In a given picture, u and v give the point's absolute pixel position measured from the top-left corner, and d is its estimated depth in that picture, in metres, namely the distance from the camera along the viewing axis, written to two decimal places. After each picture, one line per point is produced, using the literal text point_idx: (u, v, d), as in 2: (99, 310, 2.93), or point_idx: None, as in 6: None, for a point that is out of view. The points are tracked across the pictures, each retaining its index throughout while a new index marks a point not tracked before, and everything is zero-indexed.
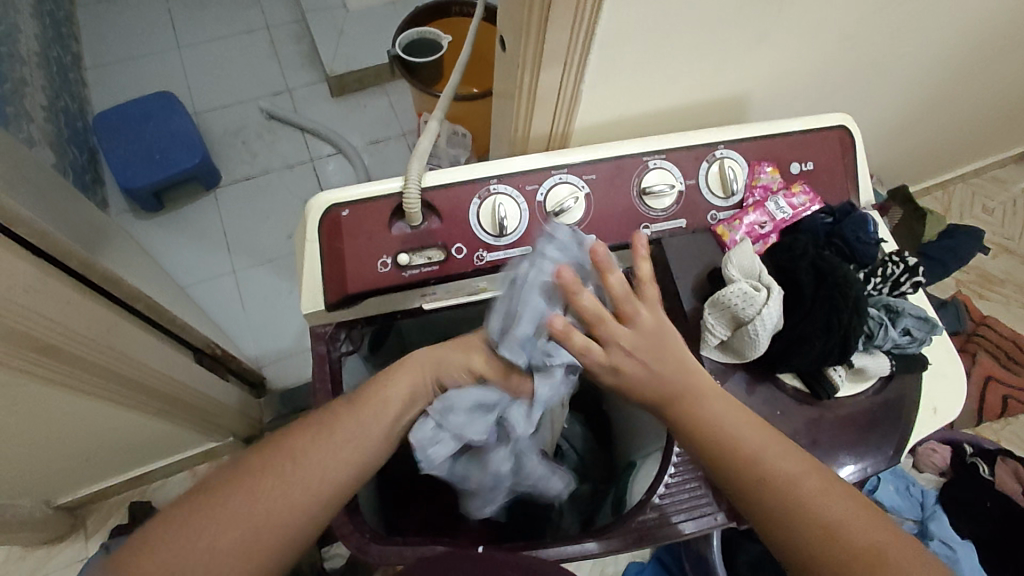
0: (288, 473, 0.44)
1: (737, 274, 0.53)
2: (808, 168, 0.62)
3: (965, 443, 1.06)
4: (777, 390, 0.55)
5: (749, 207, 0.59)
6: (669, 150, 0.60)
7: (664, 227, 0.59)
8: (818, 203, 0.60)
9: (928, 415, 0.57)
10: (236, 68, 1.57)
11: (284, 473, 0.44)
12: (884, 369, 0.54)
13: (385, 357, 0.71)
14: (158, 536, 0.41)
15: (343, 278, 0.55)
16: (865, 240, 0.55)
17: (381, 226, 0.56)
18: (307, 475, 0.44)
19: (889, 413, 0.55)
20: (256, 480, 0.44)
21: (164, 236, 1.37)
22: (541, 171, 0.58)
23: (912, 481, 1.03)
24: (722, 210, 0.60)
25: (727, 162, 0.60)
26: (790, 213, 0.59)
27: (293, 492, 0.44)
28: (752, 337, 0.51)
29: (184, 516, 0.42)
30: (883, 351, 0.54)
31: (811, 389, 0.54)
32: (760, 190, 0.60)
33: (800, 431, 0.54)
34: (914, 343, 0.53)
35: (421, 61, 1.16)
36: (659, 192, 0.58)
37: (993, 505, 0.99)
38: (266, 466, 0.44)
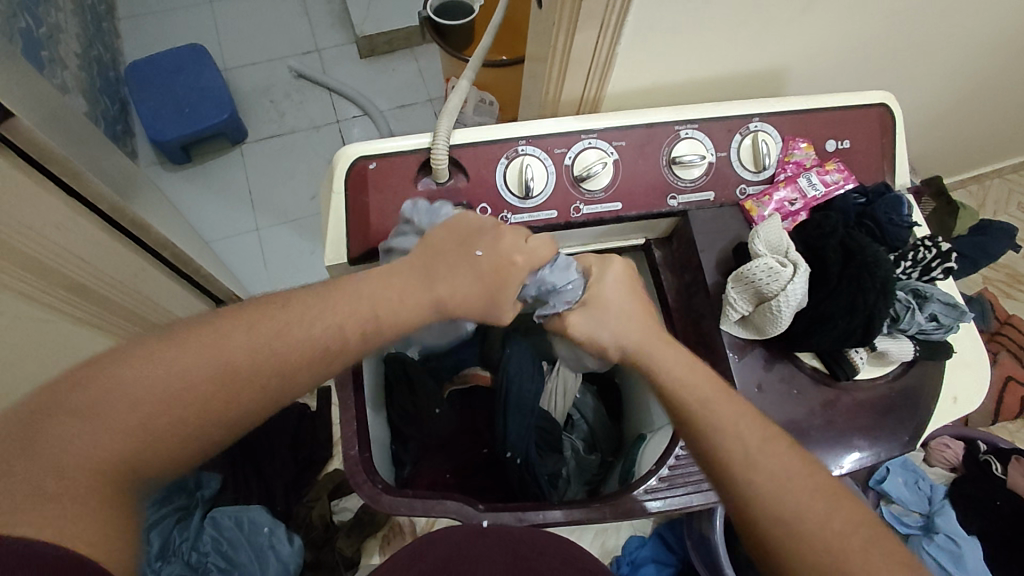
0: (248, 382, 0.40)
1: (763, 248, 0.52)
2: (844, 146, 0.61)
3: (981, 441, 1.03)
4: (795, 369, 0.55)
5: (780, 182, 0.58)
6: (702, 121, 0.58)
7: (692, 199, 0.58)
8: (851, 182, 0.59)
9: (947, 404, 0.56)
10: (267, 25, 1.56)
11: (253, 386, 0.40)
12: (907, 354, 0.53)
13: None
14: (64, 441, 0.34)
15: (366, 232, 0.55)
16: (898, 222, 0.54)
17: (407, 182, 0.56)
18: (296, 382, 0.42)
19: (908, 400, 0.54)
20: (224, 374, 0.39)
21: (190, 190, 1.39)
22: (569, 135, 0.57)
23: (921, 475, 1.02)
24: (752, 185, 0.59)
25: (761, 135, 0.59)
26: (822, 191, 0.58)
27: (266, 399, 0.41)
28: (774, 313, 0.50)
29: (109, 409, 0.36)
30: (908, 335, 0.53)
31: (830, 370, 0.54)
32: (793, 166, 0.59)
33: (817, 412, 0.53)
34: (940, 329, 0.52)
35: (453, 24, 1.14)
36: (689, 162, 0.57)
37: (1003, 505, 0.97)
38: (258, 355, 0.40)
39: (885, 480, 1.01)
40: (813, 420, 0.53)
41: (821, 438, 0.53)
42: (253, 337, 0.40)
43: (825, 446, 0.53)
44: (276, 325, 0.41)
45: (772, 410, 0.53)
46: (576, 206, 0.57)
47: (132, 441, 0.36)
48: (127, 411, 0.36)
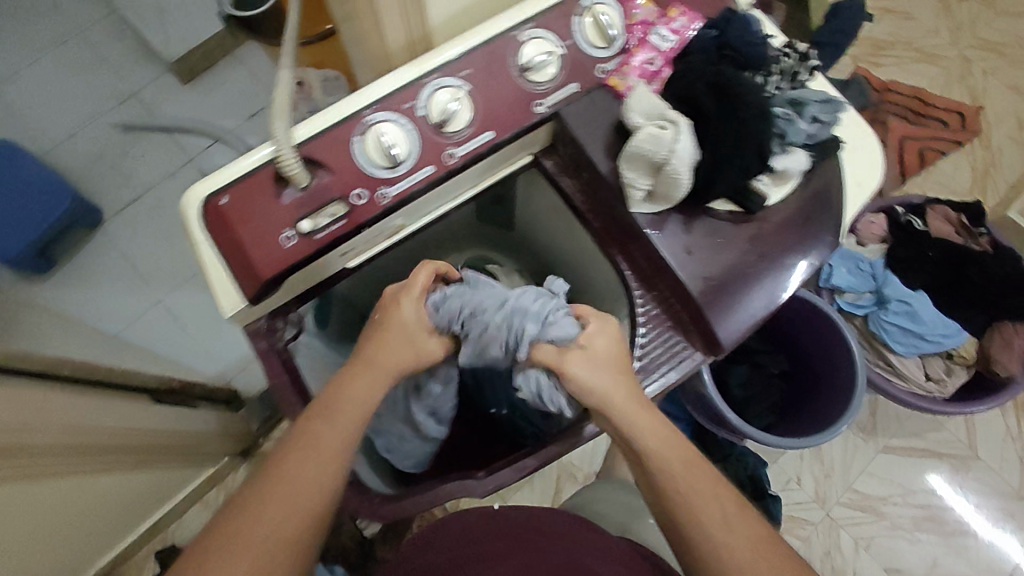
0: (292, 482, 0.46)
1: (639, 121, 0.50)
2: None
3: (898, 206, 1.09)
4: (713, 220, 0.55)
5: (633, 48, 0.56)
6: (536, 18, 0.55)
7: (559, 98, 0.56)
8: (699, 19, 0.58)
9: (854, 192, 0.58)
10: (67, 88, 1.40)
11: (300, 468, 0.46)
12: (803, 164, 0.53)
13: (338, 323, 0.78)
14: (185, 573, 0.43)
15: (252, 269, 0.50)
16: (754, 41, 0.54)
17: (270, 200, 0.50)
18: (325, 461, 0.47)
19: (820, 203, 0.56)
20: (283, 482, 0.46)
21: (71, 291, 1.27)
22: (410, 86, 0.52)
23: (860, 258, 1.07)
24: (607, 61, 0.56)
25: (598, 8, 0.56)
26: (675, 40, 0.57)
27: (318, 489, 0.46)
28: (674, 177, 0.50)
29: (214, 540, 0.44)
30: (800, 147, 0.53)
31: (742, 207, 0.54)
32: (639, 26, 0.57)
33: (745, 248, 0.55)
34: (824, 128, 0.53)
35: (258, 12, 1.04)
36: (540, 63, 0.54)
37: (933, 254, 1.03)
38: (295, 445, 0.48)
39: (832, 277, 1.06)
40: (748, 258, 0.54)
41: (759, 271, 0.55)
42: (302, 453, 0.47)
43: (763, 276, 0.55)
44: (310, 437, 0.48)
45: (705, 267, 0.54)
46: (448, 151, 0.53)
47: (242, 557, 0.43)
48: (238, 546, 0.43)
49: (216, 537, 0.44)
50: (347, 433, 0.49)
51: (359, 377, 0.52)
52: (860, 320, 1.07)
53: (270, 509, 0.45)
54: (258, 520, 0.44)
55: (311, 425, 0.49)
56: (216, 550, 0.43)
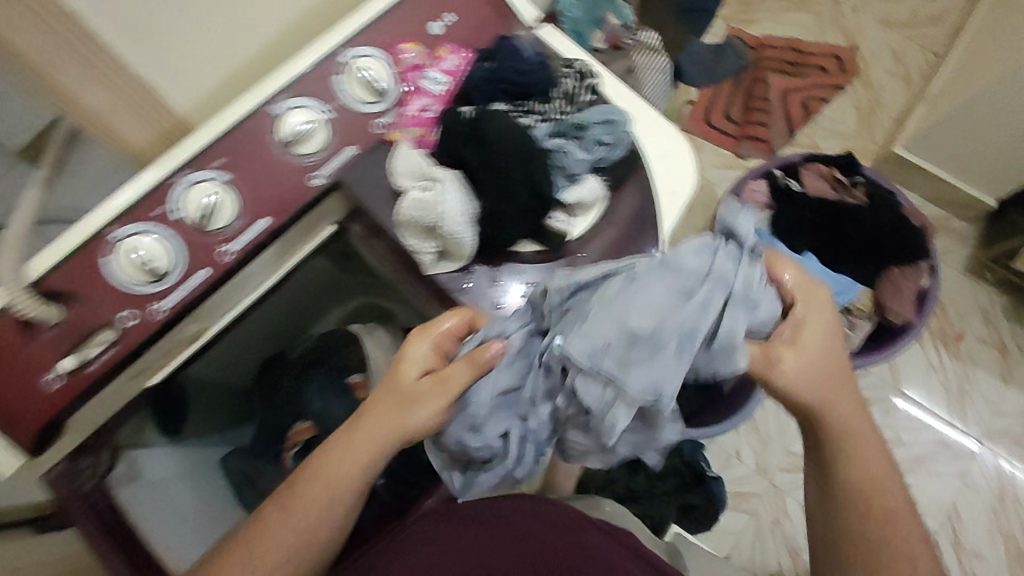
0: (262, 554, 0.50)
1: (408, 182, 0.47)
2: (451, 20, 0.54)
3: (775, 169, 1.08)
4: (520, 263, 0.52)
5: (407, 96, 0.53)
6: (291, 85, 0.51)
7: (335, 165, 0.52)
8: (468, 51, 0.54)
9: (669, 200, 0.55)
10: None
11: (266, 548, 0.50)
12: (599, 190, 0.51)
13: (204, 414, 0.74)
14: None
15: (18, 420, 0.47)
16: (528, 69, 0.52)
17: (19, 345, 0.46)
18: (289, 538, 0.50)
19: (632, 222, 0.53)
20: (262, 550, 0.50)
21: None
22: (158, 189, 0.48)
23: None
24: (385, 114, 0.53)
25: (359, 64, 0.51)
26: (449, 80, 0.53)
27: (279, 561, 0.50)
28: (454, 238, 0.47)
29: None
30: (592, 173, 0.51)
31: (546, 246, 0.51)
32: (409, 72, 0.52)
33: None
34: (612, 149, 0.51)
35: None
36: (303, 134, 0.50)
37: (813, 214, 1.01)
38: (272, 516, 0.51)
39: None
40: None
41: None
42: (292, 532, 0.50)
43: None
44: (293, 518, 0.50)
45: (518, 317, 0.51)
46: (219, 250, 0.50)
47: None
48: None
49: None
50: (331, 509, 0.51)
51: (345, 456, 0.50)
52: None
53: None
54: (282, 545, 0.50)
55: (278, 507, 0.51)
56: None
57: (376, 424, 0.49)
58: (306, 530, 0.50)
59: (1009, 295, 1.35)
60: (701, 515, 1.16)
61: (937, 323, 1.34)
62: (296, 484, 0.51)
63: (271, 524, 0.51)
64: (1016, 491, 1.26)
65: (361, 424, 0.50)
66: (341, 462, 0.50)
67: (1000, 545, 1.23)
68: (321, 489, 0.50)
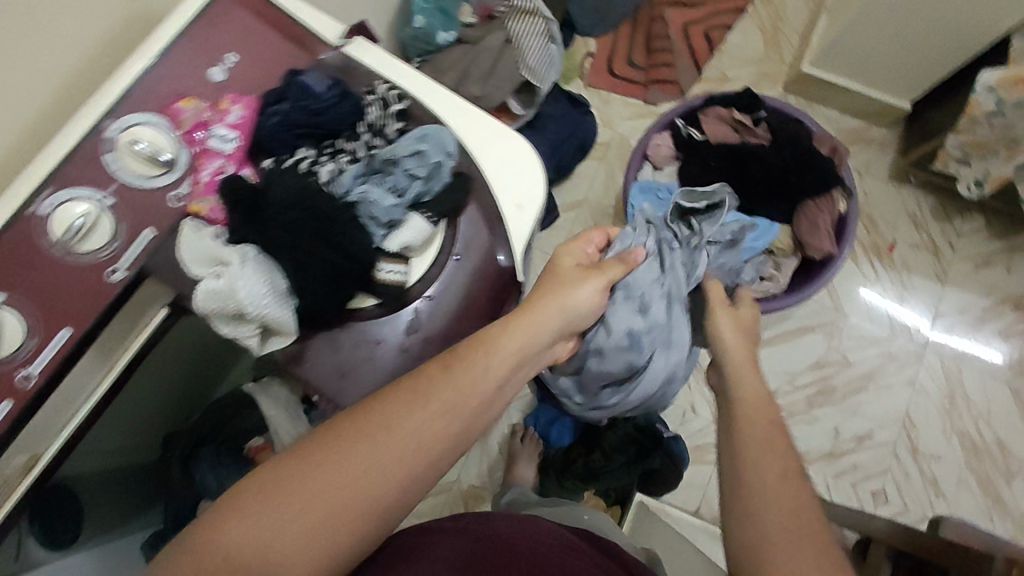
0: (343, 466, 0.40)
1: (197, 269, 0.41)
2: (232, 63, 0.48)
3: (677, 118, 1.04)
4: (362, 322, 0.47)
5: (197, 161, 0.47)
6: (55, 175, 0.44)
7: (132, 254, 0.46)
8: (252, 97, 0.47)
9: (516, 214, 0.51)
10: None
11: (354, 450, 0.41)
12: (426, 230, 0.46)
13: None
14: (192, 539, 0.38)
15: None
16: (319, 105, 0.46)
17: None
18: (386, 451, 0.41)
19: (476, 250, 0.49)
20: (336, 456, 0.40)
21: None
22: None
23: (658, 186, 1.02)
24: (178, 185, 0.47)
25: (130, 138, 0.45)
26: (238, 134, 0.47)
27: (353, 485, 0.40)
28: (267, 319, 0.42)
29: (216, 516, 0.38)
30: (414, 211, 0.46)
31: (381, 298, 0.47)
32: (192, 134, 0.47)
33: (407, 341, 0.47)
34: (429, 179, 0.46)
35: None
36: (81, 228, 0.44)
37: (717, 161, 0.98)
38: (347, 433, 0.41)
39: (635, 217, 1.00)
40: (412, 349, 0.48)
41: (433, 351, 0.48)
42: (387, 438, 0.42)
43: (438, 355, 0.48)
44: (392, 422, 0.42)
45: (365, 382, 0.47)
46: (20, 373, 0.43)
47: (259, 540, 0.38)
48: (256, 522, 0.38)
49: (220, 516, 0.38)
50: (439, 420, 0.43)
51: (471, 366, 0.46)
52: None
53: (299, 490, 0.39)
54: (284, 514, 0.38)
55: (390, 401, 0.43)
56: (222, 518, 0.38)
57: (503, 345, 0.48)
58: (308, 497, 0.39)
59: (935, 196, 1.33)
60: (663, 478, 1.16)
61: (869, 238, 1.33)
62: (400, 391, 0.44)
63: (347, 430, 0.42)
64: (965, 389, 1.28)
65: (473, 349, 0.47)
66: (448, 381, 0.45)
67: (955, 444, 1.26)
68: (428, 403, 0.43)
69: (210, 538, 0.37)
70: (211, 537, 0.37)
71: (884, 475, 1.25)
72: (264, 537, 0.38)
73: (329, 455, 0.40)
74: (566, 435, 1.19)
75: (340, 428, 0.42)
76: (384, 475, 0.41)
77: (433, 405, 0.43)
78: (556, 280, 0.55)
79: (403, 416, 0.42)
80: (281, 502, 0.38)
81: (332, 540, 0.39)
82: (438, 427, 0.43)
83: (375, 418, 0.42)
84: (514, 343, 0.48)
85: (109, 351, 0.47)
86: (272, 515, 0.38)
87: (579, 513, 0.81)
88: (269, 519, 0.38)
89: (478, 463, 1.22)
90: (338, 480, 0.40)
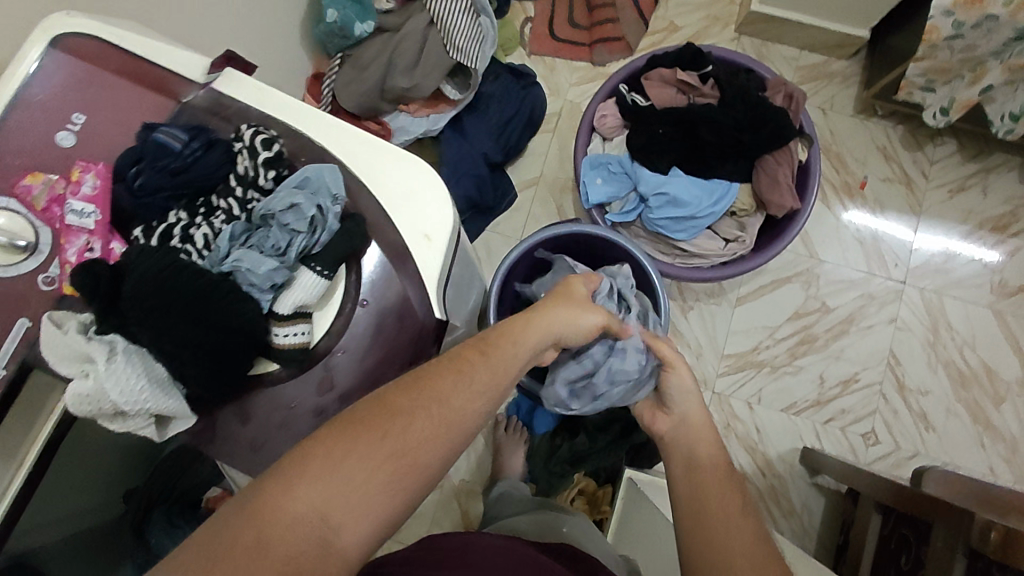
0: (398, 434, 0.40)
1: (66, 369, 0.38)
2: (82, 123, 0.46)
3: (621, 84, 0.98)
4: (272, 386, 0.45)
5: (61, 237, 0.44)
6: None
7: (9, 346, 0.43)
8: (105, 162, 0.46)
9: (425, 246, 0.47)
10: None
11: (408, 423, 0.41)
12: (318, 285, 0.44)
13: None
14: (242, 510, 0.36)
15: None
16: (184, 160, 0.45)
17: None
18: (433, 426, 0.42)
19: (386, 291, 0.46)
20: (389, 425, 0.40)
21: None
22: None
23: (607, 160, 0.97)
24: (46, 265, 0.44)
25: None
26: (99, 200, 0.45)
27: (401, 455, 0.40)
28: (152, 406, 0.39)
29: (269, 487, 0.37)
30: (303, 267, 0.44)
31: (283, 363, 0.44)
32: (50, 209, 0.44)
33: (323, 403, 0.45)
34: (314, 230, 0.44)
35: None
36: None
37: (665, 128, 0.93)
38: (399, 403, 0.42)
39: (588, 195, 0.96)
40: (331, 406, 0.45)
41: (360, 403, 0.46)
42: (435, 412, 0.42)
43: None
44: (438, 399, 0.43)
45: (280, 448, 0.45)
46: None
47: (317, 510, 0.37)
48: (309, 491, 0.37)
49: (271, 487, 0.37)
50: (481, 398, 0.44)
51: (499, 354, 0.47)
52: (637, 222, 0.99)
53: (349, 465, 0.38)
54: (352, 478, 0.38)
55: (438, 374, 0.44)
56: (280, 489, 0.37)
57: (523, 339, 0.50)
58: (354, 472, 0.38)
59: (903, 125, 1.28)
60: (648, 452, 1.14)
61: (839, 177, 1.28)
62: (445, 365, 0.44)
63: (402, 397, 0.42)
64: (948, 318, 1.22)
65: (499, 340, 0.48)
66: (489, 363, 0.46)
67: (942, 375, 1.21)
68: (469, 385, 0.44)
69: (270, 510, 0.36)
70: (266, 507, 0.36)
71: (873, 416, 1.19)
72: (320, 504, 0.37)
73: (386, 418, 0.41)
74: (548, 418, 1.15)
75: (392, 399, 0.42)
76: (427, 451, 0.41)
77: (476, 386, 0.45)
78: (569, 290, 0.60)
79: (452, 381, 0.44)
80: (331, 472, 0.38)
81: (373, 514, 0.38)
82: (472, 408, 0.44)
83: (423, 390, 0.43)
84: (530, 338, 0.51)
85: (7, 449, 0.42)
86: (324, 480, 0.38)
87: (561, 525, 0.81)
88: (327, 483, 0.38)
89: (467, 460, 1.21)
90: (392, 449, 0.40)
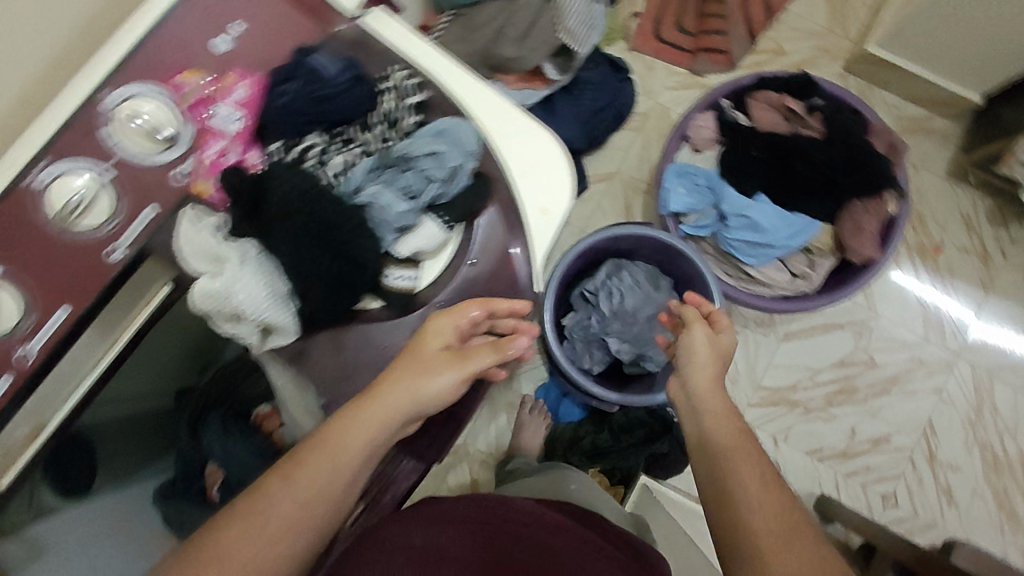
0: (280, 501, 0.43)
1: (197, 265, 0.45)
2: (239, 31, 0.48)
3: (723, 97, 0.97)
4: (371, 318, 0.50)
5: (201, 138, 0.47)
6: (54, 145, 0.43)
7: (132, 233, 0.45)
8: (254, 76, 0.48)
9: (538, 217, 0.52)
10: None
11: (293, 490, 0.44)
12: (437, 235, 0.50)
13: None
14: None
15: None
16: (334, 92, 0.49)
17: None
18: (314, 484, 0.44)
19: (491, 256, 0.51)
20: (277, 501, 0.44)
21: None
22: None
23: (693, 171, 0.96)
24: (180, 161, 0.46)
25: (131, 110, 0.45)
26: (245, 112, 0.48)
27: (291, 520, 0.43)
28: (264, 311, 0.46)
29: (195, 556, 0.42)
30: (426, 213, 0.50)
31: (387, 300, 0.50)
32: (196, 108, 0.46)
33: (411, 343, 0.51)
34: (446, 181, 0.49)
35: None
36: (79, 206, 0.43)
37: (760, 149, 0.93)
38: (281, 473, 0.44)
39: (667, 201, 0.95)
40: None
41: None
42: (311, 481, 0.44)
43: None
44: (312, 470, 0.44)
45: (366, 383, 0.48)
46: (20, 350, 0.43)
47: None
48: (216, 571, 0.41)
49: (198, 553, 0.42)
50: (346, 459, 0.45)
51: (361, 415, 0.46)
52: (708, 238, 0.98)
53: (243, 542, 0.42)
54: (263, 536, 0.42)
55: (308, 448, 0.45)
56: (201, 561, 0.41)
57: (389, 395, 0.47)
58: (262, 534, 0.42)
59: (992, 198, 1.25)
60: (670, 461, 1.15)
61: (915, 236, 1.24)
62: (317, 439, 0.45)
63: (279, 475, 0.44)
64: (994, 402, 1.20)
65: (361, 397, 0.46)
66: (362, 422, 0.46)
67: (977, 456, 1.19)
68: (338, 450, 0.45)
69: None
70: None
71: (897, 480, 1.18)
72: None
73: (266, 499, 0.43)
74: (575, 411, 1.18)
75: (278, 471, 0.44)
76: (317, 508, 0.44)
77: (350, 445, 0.45)
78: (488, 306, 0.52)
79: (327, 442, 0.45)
80: (234, 550, 0.42)
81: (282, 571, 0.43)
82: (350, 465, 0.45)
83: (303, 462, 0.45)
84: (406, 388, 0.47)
85: (109, 323, 0.46)
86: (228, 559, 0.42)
87: (569, 481, 0.82)
88: (233, 559, 0.42)
89: (486, 431, 1.22)
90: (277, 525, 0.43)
